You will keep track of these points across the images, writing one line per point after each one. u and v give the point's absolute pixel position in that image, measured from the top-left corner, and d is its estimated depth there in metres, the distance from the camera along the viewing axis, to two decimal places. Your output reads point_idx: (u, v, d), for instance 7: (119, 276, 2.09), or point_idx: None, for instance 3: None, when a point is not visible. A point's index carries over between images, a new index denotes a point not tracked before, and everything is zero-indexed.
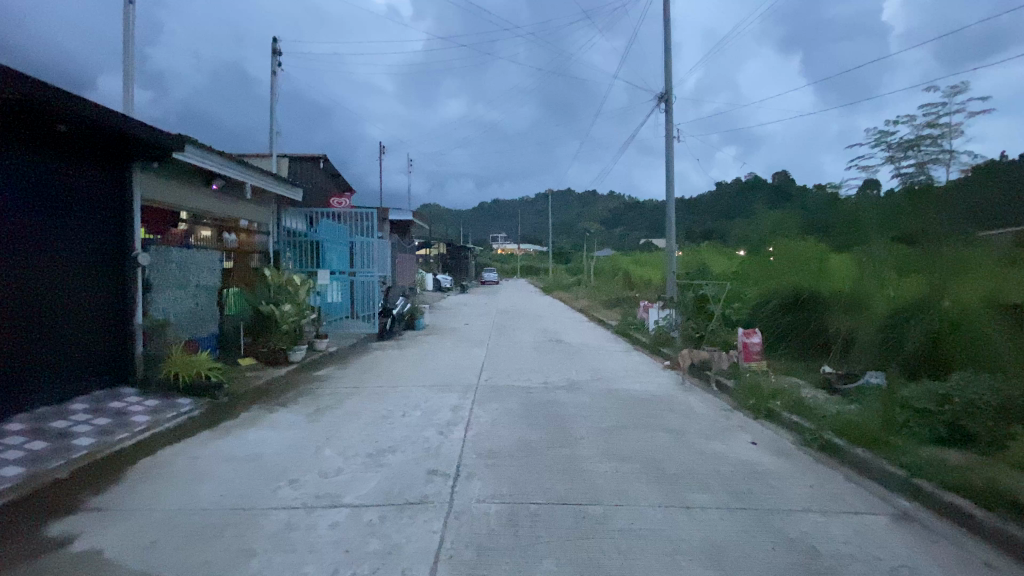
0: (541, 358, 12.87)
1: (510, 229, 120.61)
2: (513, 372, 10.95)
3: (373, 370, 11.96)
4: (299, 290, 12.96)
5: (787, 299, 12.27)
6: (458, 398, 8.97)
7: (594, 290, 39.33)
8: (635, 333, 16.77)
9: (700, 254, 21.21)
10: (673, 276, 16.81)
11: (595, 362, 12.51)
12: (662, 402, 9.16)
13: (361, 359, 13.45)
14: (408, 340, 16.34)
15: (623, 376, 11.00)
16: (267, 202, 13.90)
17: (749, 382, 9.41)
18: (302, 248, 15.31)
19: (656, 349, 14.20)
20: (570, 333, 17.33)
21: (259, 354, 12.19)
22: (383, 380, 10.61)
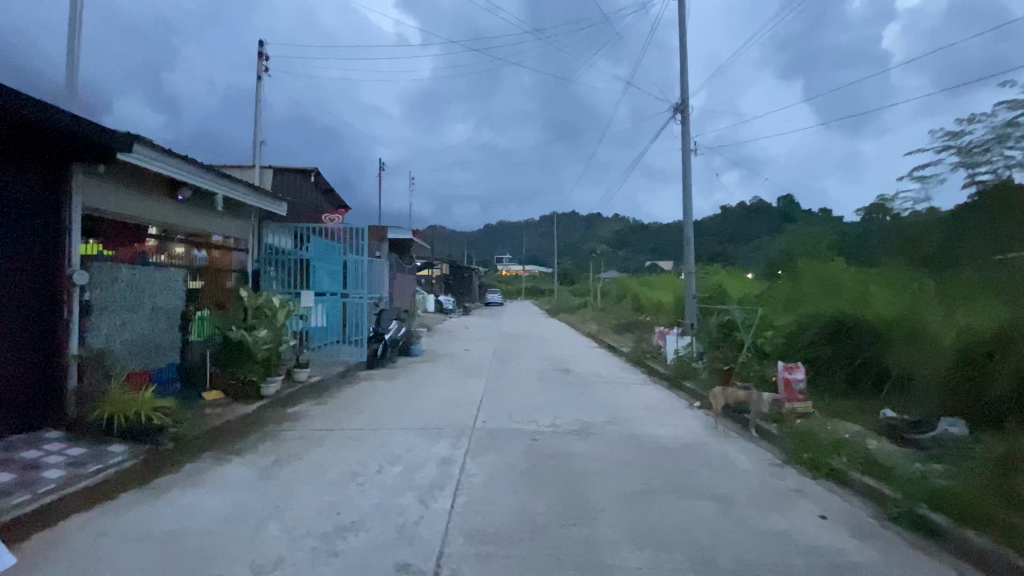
0: (548, 392, 11.31)
1: (515, 250, 119.75)
2: (515, 411, 9.40)
3: (356, 405, 10.46)
4: (278, 312, 11.51)
5: (826, 326, 10.57)
6: (449, 447, 7.43)
7: (601, 313, 37.74)
8: (652, 363, 15.17)
9: (718, 276, 19.71)
10: (693, 300, 15.27)
11: (610, 399, 10.92)
12: (695, 453, 7.58)
13: (346, 392, 11.93)
14: (401, 369, 14.82)
15: (645, 417, 9.41)
16: (247, 217, 12.63)
17: (799, 429, 7.82)
18: (284, 266, 13.93)
19: (678, 383, 12.60)
20: (579, 362, 15.77)
21: (227, 387, 10.66)
22: (364, 420, 9.08)
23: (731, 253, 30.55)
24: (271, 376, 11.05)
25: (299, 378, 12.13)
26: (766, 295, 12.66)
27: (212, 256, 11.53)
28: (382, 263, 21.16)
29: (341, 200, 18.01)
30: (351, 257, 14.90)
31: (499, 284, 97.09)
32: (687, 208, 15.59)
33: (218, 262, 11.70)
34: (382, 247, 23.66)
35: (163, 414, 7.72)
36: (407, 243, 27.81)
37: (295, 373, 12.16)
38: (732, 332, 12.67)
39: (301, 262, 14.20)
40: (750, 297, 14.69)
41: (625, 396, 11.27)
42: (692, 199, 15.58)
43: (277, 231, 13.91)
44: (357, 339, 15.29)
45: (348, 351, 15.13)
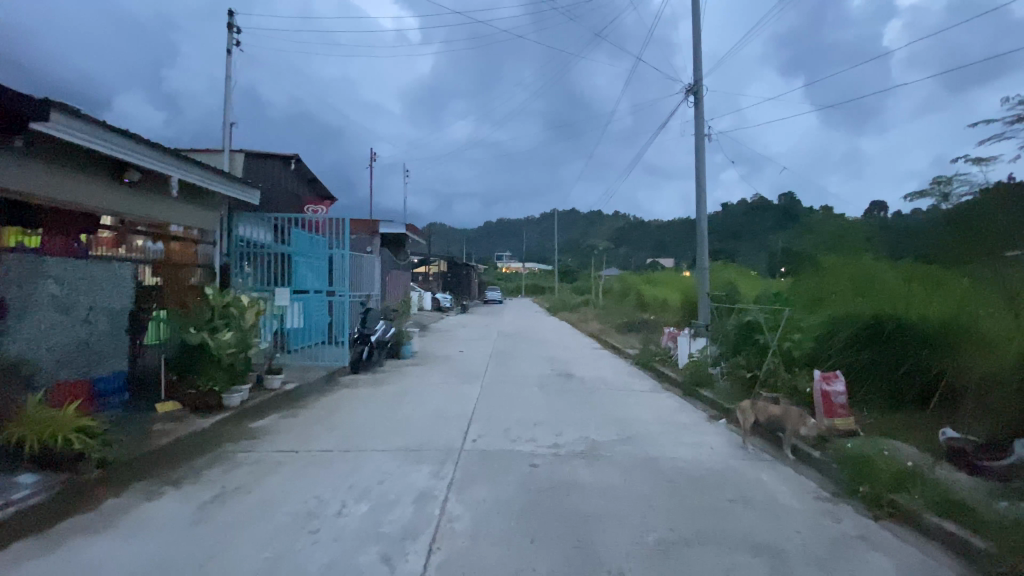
0: (549, 402, 10.07)
1: (515, 247, 118.48)
2: (511, 427, 8.16)
3: (332, 418, 9.21)
4: (246, 311, 10.31)
5: (861, 330, 9.32)
6: (429, 475, 6.19)
7: (603, 311, 36.52)
8: (662, 367, 13.92)
9: (729, 273, 18.48)
10: (707, 299, 14.02)
11: (619, 410, 9.68)
12: (725, 482, 6.33)
13: (324, 401, 10.68)
14: (389, 373, 13.56)
15: (661, 435, 8.17)
16: (213, 206, 11.38)
17: (847, 453, 6.59)
18: (257, 259, 12.67)
19: (693, 391, 11.35)
20: (582, 366, 14.52)
21: (184, 397, 9.40)
22: (337, 437, 7.83)
23: (738, 248, 29.26)
24: (236, 386, 9.79)
25: (270, 386, 10.89)
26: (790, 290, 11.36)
27: (172, 248, 10.29)
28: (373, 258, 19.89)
29: (326, 191, 16.77)
30: (331, 250, 13.23)
31: (499, 281, 95.89)
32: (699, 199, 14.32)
33: (181, 255, 10.48)
34: (373, 242, 22.38)
35: (91, 436, 6.52)
36: (401, 239, 26.54)
37: (266, 380, 10.91)
38: (754, 334, 11.43)
39: (277, 256, 12.89)
40: (770, 294, 13.39)
41: (635, 407, 10.04)
42: (705, 189, 14.29)
43: (250, 221, 12.64)
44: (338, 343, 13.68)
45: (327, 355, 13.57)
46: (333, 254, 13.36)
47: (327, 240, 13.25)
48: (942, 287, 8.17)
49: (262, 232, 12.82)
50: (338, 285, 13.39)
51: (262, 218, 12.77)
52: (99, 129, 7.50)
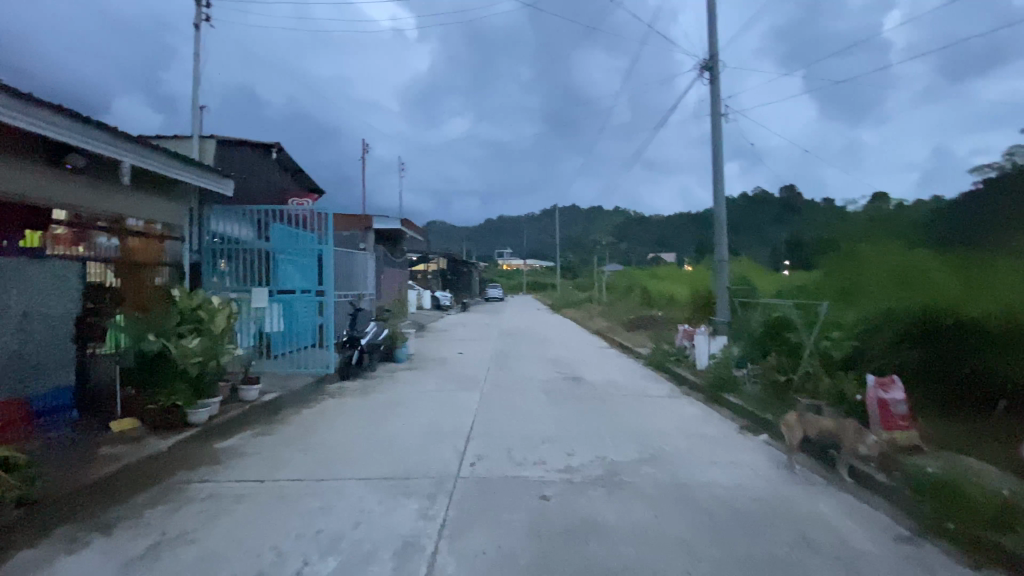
0: (558, 413, 8.93)
1: (515, 244, 117.28)
2: (516, 446, 7.03)
3: (311, 435, 8.08)
4: (216, 314, 9.28)
5: (907, 329, 8.00)
6: (419, 516, 5.05)
7: (607, 308, 35.37)
8: (679, 368, 12.77)
9: (744, 267, 17.31)
10: (726, 294, 12.87)
11: (638, 421, 8.55)
12: (780, 518, 5.19)
13: (305, 413, 9.55)
14: (381, 378, 12.43)
15: (691, 453, 7.02)
16: (180, 198, 10.23)
17: (926, 480, 5.43)
18: (230, 257, 11.41)
19: (718, 397, 10.20)
20: (591, 368, 13.38)
21: (144, 414, 8.27)
22: (313, 462, 6.69)
23: (747, 240, 28.16)
24: (202, 400, 8.61)
25: (246, 398, 9.76)
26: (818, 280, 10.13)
27: (134, 246, 9.15)
28: (365, 255, 18.74)
29: (313, 182, 15.67)
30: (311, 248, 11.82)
31: (500, 279, 94.80)
32: (716, 185, 13.13)
33: (142, 253, 9.31)
34: (367, 239, 21.23)
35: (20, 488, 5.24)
36: (396, 235, 25.39)
37: (241, 392, 9.77)
38: (786, 332, 10.27)
39: (253, 253, 11.62)
40: (794, 285, 12.20)
41: (656, 416, 8.89)
42: (722, 173, 13.12)
43: (222, 215, 11.36)
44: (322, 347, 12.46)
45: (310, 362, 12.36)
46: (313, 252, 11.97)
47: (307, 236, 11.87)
48: (1001, 283, 6.60)
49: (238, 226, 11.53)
50: (326, 284, 11.92)
51: (236, 212, 11.43)
52: (10, 101, 6.30)
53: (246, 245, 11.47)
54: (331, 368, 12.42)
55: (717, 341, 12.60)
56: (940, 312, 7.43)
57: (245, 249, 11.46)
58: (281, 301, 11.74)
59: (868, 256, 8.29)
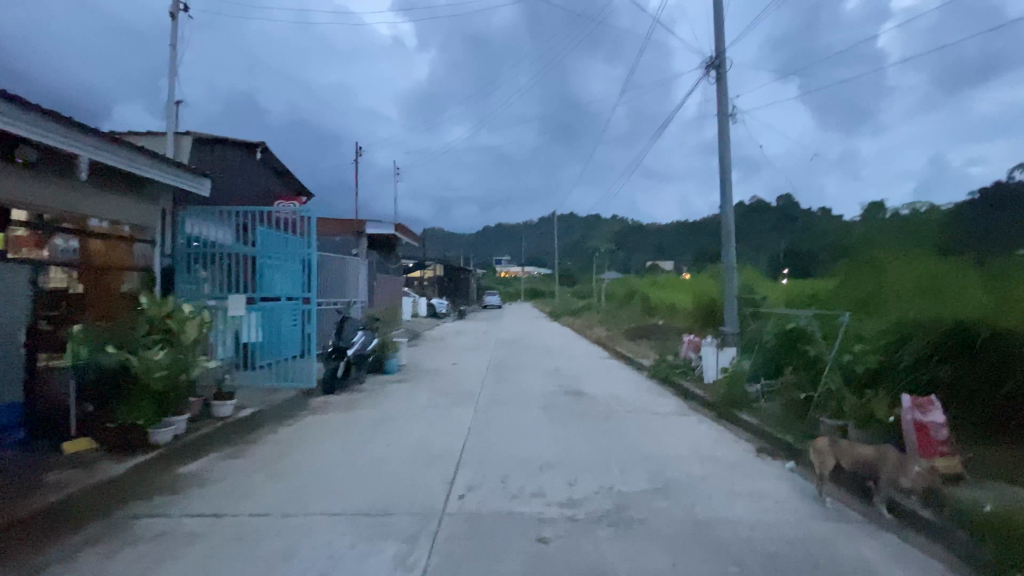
0: (558, 433, 8.17)
1: (513, 251, 116.74)
2: (511, 474, 6.27)
3: (285, 457, 7.29)
4: (186, 323, 8.56)
5: (938, 343, 7.36)
6: (396, 565, 4.30)
7: (607, 316, 34.63)
8: (687, 382, 12.01)
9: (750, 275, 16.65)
10: (735, 303, 12.17)
11: (646, 443, 7.80)
12: (817, 566, 4.45)
13: (282, 430, 8.76)
14: (369, 391, 11.62)
15: (708, 483, 6.27)
16: (151, 198, 9.51)
17: (984, 521, 4.70)
18: (206, 262, 10.59)
19: (731, 414, 9.44)
20: (593, 381, 12.63)
21: (103, 434, 7.50)
22: (282, 493, 5.91)
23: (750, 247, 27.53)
24: (168, 419, 7.84)
25: (220, 415, 8.99)
26: (834, 291, 9.48)
27: (98, 249, 8.43)
28: (356, 261, 18.00)
29: (301, 185, 14.99)
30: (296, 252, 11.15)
31: (498, 286, 94.04)
32: (723, 188, 12.46)
33: (107, 257, 8.56)
34: (360, 244, 20.51)
35: None
36: (391, 241, 24.67)
37: (214, 408, 8.99)
38: (801, 343, 9.42)
39: (232, 257, 10.83)
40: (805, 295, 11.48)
41: (665, 437, 8.14)
42: (729, 176, 12.47)
43: (199, 217, 10.59)
44: (302, 359, 11.55)
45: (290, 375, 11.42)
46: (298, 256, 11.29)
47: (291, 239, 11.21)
48: None
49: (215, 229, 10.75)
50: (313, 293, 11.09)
51: (215, 213, 10.69)
52: None
53: (224, 248, 10.69)
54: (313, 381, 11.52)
55: (726, 353, 11.86)
56: (983, 323, 6.89)
57: (223, 253, 10.68)
58: (260, 309, 10.91)
59: (903, 264, 7.83)
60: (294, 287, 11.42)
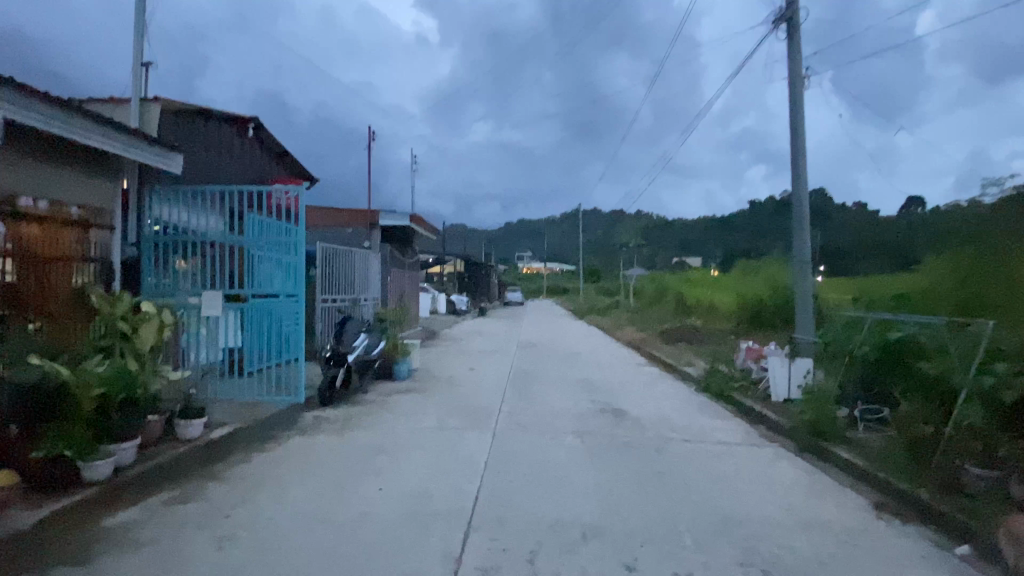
0: (601, 475, 6.30)
1: (536, 247, 114.89)
2: (543, 552, 4.44)
3: (248, 504, 5.64)
4: (141, 325, 7.11)
5: None
6: None
7: (638, 315, 32.51)
8: (749, 402, 9.99)
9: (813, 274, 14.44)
10: (809, 305, 10.12)
11: (719, 493, 5.91)
12: None
13: (257, 457, 7.13)
14: (370, 405, 9.92)
15: (826, 571, 4.34)
16: (110, 176, 8.00)
17: None
18: (179, 251, 8.96)
19: (819, 448, 7.43)
20: (634, 396, 10.70)
21: (24, 466, 5.92)
22: (221, 573, 4.23)
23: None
24: (107, 448, 6.21)
25: (187, 437, 7.39)
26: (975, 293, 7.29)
27: (36, 234, 6.88)
28: (365, 255, 16.42)
29: (305, 169, 13.49)
30: (282, 240, 9.17)
31: (520, 282, 92.14)
32: (794, 167, 10.39)
33: (48, 245, 7.03)
34: (372, 238, 18.93)
35: None
36: (408, 234, 23.09)
37: (179, 430, 7.39)
38: (915, 361, 7.45)
39: (211, 247, 9.18)
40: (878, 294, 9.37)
41: (741, 485, 6.23)
42: (802, 153, 10.39)
43: (170, 198, 8.93)
44: (290, 368, 9.70)
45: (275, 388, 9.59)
46: (284, 245, 9.31)
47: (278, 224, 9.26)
48: None
49: (190, 213, 9.04)
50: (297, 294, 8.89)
51: (189, 194, 8.97)
52: None
53: (201, 235, 9.02)
54: (302, 396, 9.69)
55: (800, 367, 9.79)
56: None
57: (199, 241, 9.00)
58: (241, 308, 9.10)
59: None
60: (286, 283, 9.42)
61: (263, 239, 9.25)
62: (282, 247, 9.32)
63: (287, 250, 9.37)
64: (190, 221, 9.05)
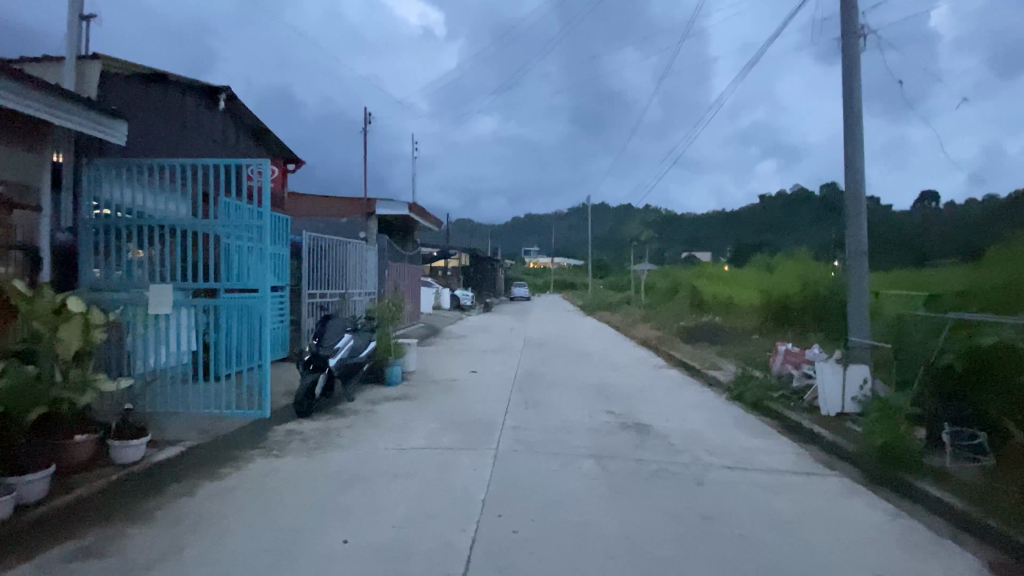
0: (629, 521, 4.94)
1: (542, 241, 113.44)
2: None
3: (175, 559, 4.36)
4: (64, 326, 5.79)
5: None
6: None
7: (650, 312, 31.05)
8: (795, 415, 8.57)
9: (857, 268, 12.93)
10: (865, 302, 8.68)
11: (784, 549, 4.55)
12: None
13: (204, 487, 5.83)
14: (355, 416, 8.60)
15: None
16: (37, 147, 6.76)
17: None
18: (126, 236, 7.61)
19: (897, 480, 6.04)
20: (657, 406, 9.33)
21: None
22: None
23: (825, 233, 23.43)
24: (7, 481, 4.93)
25: (124, 461, 6.09)
26: None
27: None
28: (359, 246, 15.13)
29: (291, 150, 12.19)
30: (244, 222, 7.66)
31: (527, 277, 90.73)
32: (848, 142, 8.90)
33: None
34: (369, 228, 17.60)
35: None
36: (409, 226, 21.77)
37: (115, 452, 6.09)
38: (1010, 374, 5.99)
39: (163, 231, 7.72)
40: (953, 288, 7.92)
41: (808, 533, 4.86)
42: (858, 126, 8.88)
43: (115, 173, 7.57)
44: (255, 376, 8.14)
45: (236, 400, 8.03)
46: (247, 228, 7.79)
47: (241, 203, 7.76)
48: None
49: (138, 190, 7.67)
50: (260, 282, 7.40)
51: (137, 168, 7.59)
52: None
53: (152, 217, 7.66)
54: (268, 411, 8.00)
55: (854, 374, 8.36)
56: None
57: (148, 224, 7.62)
58: (197, 303, 7.65)
59: None
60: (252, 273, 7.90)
61: (223, 220, 7.76)
62: (244, 230, 7.79)
63: (252, 234, 7.85)
64: (139, 201, 7.69)
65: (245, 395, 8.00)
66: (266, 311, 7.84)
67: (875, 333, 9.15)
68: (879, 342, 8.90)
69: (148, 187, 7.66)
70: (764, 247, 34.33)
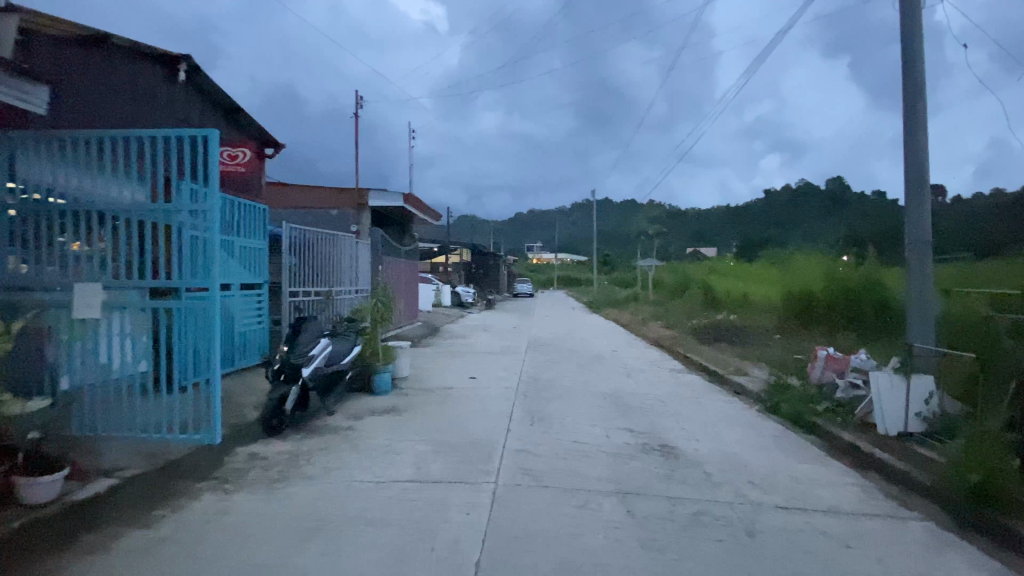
0: None
1: (546, 237, 112.11)
2: None
3: None
4: None
5: None
6: None
7: (659, 309, 29.83)
8: (847, 435, 7.32)
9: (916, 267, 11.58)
10: (930, 304, 7.50)
11: None
12: None
13: (126, 538, 4.67)
14: (332, 435, 7.41)
15: None
16: None
17: None
18: (55, 224, 6.39)
19: (996, 526, 4.86)
20: (682, 420, 8.14)
21: None
22: None
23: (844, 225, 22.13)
24: None
25: (35, 502, 4.96)
26: None
27: None
28: (347, 239, 13.91)
29: (269, 133, 11.02)
30: (187, 205, 6.34)
31: (530, 272, 89.54)
32: (908, 115, 7.67)
33: None
34: (361, 221, 16.43)
35: None
36: (407, 219, 20.60)
37: (24, 491, 4.95)
38: None
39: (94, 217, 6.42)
40: None
41: None
42: (921, 97, 7.66)
43: (41, 150, 6.40)
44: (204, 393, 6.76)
45: (179, 423, 6.66)
46: (192, 214, 6.48)
47: (186, 184, 6.46)
48: None
49: (67, 169, 6.44)
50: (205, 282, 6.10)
51: (65, 143, 6.37)
52: None
53: (81, 199, 6.39)
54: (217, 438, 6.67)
55: (918, 388, 7.09)
56: None
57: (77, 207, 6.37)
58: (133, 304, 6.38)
59: None
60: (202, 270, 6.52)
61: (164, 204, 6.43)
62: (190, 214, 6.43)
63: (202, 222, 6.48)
64: (67, 180, 6.45)
65: (191, 417, 6.63)
66: (214, 313, 6.49)
67: (945, 339, 7.93)
68: (954, 348, 7.66)
69: (79, 164, 6.42)
70: (775, 241, 33.03)
